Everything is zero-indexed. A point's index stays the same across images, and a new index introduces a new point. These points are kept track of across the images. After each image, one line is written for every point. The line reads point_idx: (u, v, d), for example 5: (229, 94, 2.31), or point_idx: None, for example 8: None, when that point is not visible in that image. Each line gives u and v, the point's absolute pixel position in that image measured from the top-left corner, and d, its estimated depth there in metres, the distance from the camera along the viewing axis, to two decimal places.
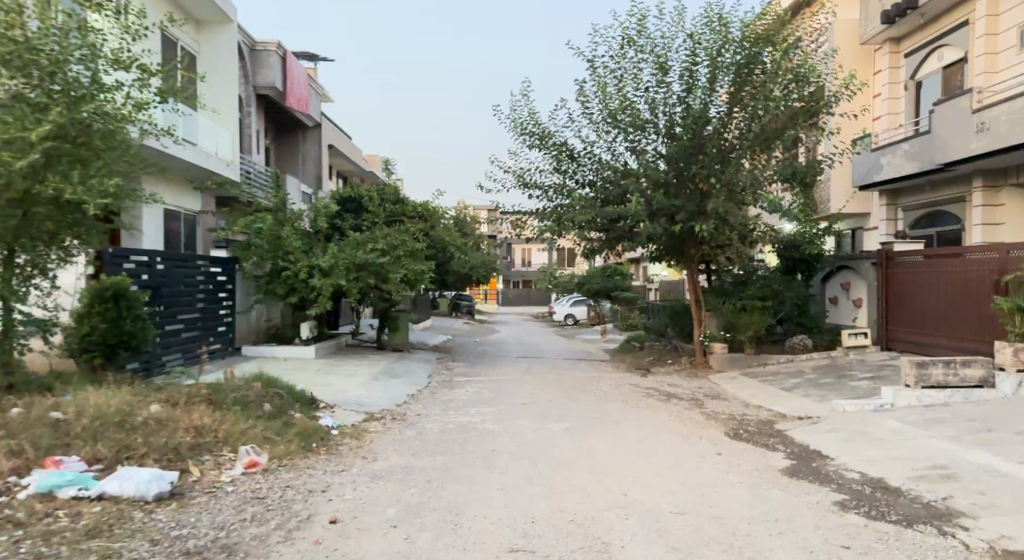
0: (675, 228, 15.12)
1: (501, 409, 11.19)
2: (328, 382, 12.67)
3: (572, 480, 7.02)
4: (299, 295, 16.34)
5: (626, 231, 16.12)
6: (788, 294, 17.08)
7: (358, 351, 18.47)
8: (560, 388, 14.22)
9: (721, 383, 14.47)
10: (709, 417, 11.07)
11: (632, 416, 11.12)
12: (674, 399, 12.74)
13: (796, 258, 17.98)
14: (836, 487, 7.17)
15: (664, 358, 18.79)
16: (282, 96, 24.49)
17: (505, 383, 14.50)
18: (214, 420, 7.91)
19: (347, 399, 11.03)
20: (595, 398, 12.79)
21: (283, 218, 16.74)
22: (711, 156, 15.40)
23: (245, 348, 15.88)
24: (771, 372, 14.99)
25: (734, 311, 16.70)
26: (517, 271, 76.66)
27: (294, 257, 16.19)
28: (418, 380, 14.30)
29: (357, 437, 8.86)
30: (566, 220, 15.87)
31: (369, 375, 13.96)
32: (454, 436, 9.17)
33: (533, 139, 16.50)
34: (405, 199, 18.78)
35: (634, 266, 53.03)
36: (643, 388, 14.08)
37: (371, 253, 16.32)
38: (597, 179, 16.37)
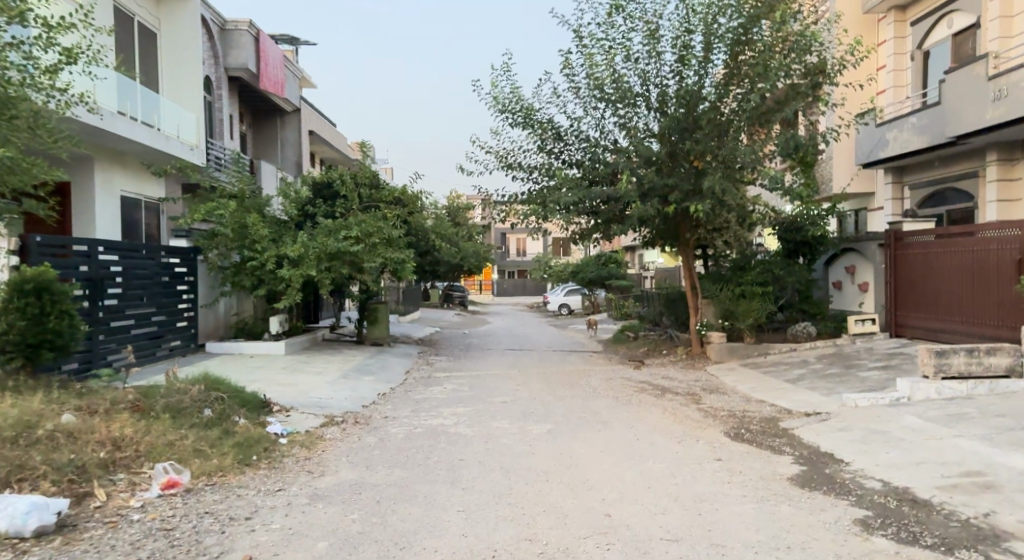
0: (670, 209, 13.96)
1: (479, 409, 10.17)
2: (292, 381, 11.62)
3: (547, 498, 5.98)
4: (269, 287, 15.46)
5: (616, 214, 15.01)
6: (790, 279, 16.05)
7: (335, 346, 17.41)
8: (545, 383, 13.18)
9: (719, 376, 13.46)
10: (705, 414, 10.05)
11: (622, 414, 10.09)
12: (668, 394, 11.72)
13: (797, 240, 16.95)
14: (855, 499, 6.15)
15: (659, 349, 17.76)
16: (256, 79, 23.31)
17: (487, 379, 13.48)
18: (135, 431, 6.86)
19: (307, 401, 9.98)
20: (583, 395, 11.77)
21: (249, 205, 15.64)
22: (706, 131, 14.29)
23: (209, 345, 14.83)
24: (773, 363, 13.96)
25: (733, 298, 15.66)
26: (511, 260, 75.55)
27: (261, 246, 15.12)
28: (393, 378, 13.25)
29: (308, 445, 7.81)
30: (552, 202, 14.72)
31: (339, 372, 12.90)
32: (421, 442, 8.14)
33: (516, 116, 15.37)
34: (382, 183, 17.68)
35: (629, 254, 52.05)
36: (636, 382, 13.05)
37: (343, 241, 15.22)
38: (584, 159, 15.23)
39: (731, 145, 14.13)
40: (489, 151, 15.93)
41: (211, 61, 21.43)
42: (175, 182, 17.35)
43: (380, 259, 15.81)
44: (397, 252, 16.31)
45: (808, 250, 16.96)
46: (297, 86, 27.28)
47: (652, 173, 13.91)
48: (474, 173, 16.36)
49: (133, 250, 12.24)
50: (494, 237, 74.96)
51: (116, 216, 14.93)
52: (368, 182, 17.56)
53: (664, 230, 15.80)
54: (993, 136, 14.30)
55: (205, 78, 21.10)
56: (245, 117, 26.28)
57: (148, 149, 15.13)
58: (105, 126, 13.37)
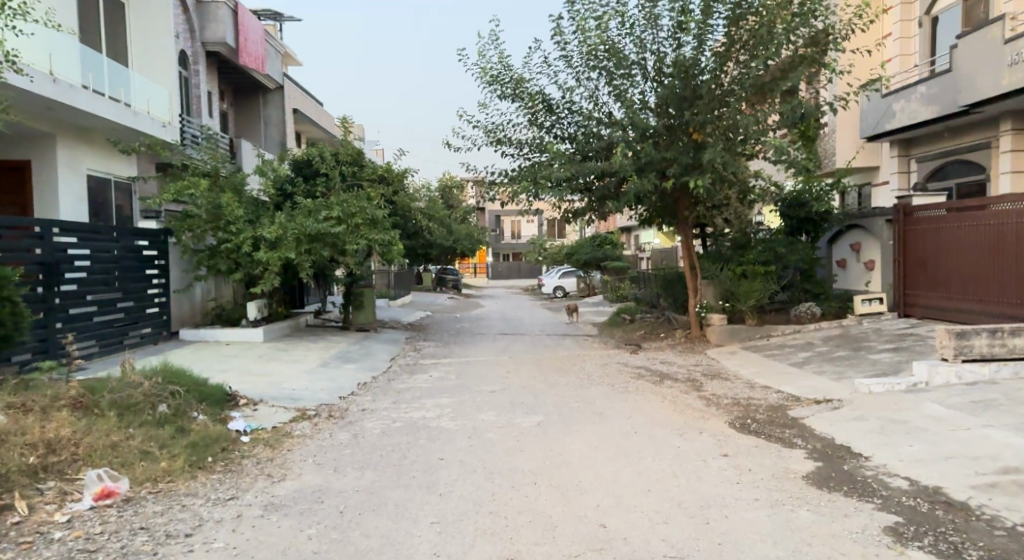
0: (669, 184, 13.10)
1: (464, 400, 9.45)
2: (266, 370, 10.88)
3: (535, 505, 5.27)
4: (246, 271, 14.67)
5: (611, 190, 14.19)
6: (794, 258, 15.31)
7: (318, 332, 16.64)
8: (538, 369, 12.46)
9: (720, 360, 12.77)
10: (708, 402, 9.35)
11: (619, 404, 9.37)
12: (667, 381, 11.02)
13: (800, 216, 16.20)
14: (881, 502, 5.45)
15: (657, 332, 17.05)
16: (235, 54, 22.33)
17: (476, 366, 12.76)
18: (74, 431, 6.10)
19: (278, 392, 9.26)
20: (577, 382, 11.07)
21: (223, 184, 14.80)
22: (706, 101, 13.44)
23: (183, 333, 14.07)
24: (777, 346, 13.27)
25: (734, 279, 14.91)
26: (505, 243, 74.62)
27: (237, 227, 14.29)
28: (376, 365, 12.52)
29: (272, 444, 7.07)
30: (543, 177, 13.87)
31: (319, 360, 12.17)
32: (398, 438, 7.43)
33: (505, 87, 14.50)
34: (364, 161, 16.82)
35: (626, 235, 51.22)
36: (633, 367, 12.36)
37: (322, 222, 14.39)
38: (577, 132, 14.38)
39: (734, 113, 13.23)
40: (478, 126, 15.11)
41: (186, 34, 20.42)
42: (148, 160, 16.46)
43: (363, 240, 15.01)
44: (381, 233, 15.49)
45: (812, 227, 16.21)
46: (279, 63, 26.26)
47: (649, 146, 13.04)
48: (462, 149, 15.54)
49: (95, 232, 11.43)
50: (488, 219, 73.95)
51: (81, 197, 14.08)
52: (349, 160, 16.69)
53: (661, 208, 15.01)
54: (1008, 103, 13.51)
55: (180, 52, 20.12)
56: (226, 95, 25.31)
57: (115, 125, 14.24)
58: (65, 99, 12.48)
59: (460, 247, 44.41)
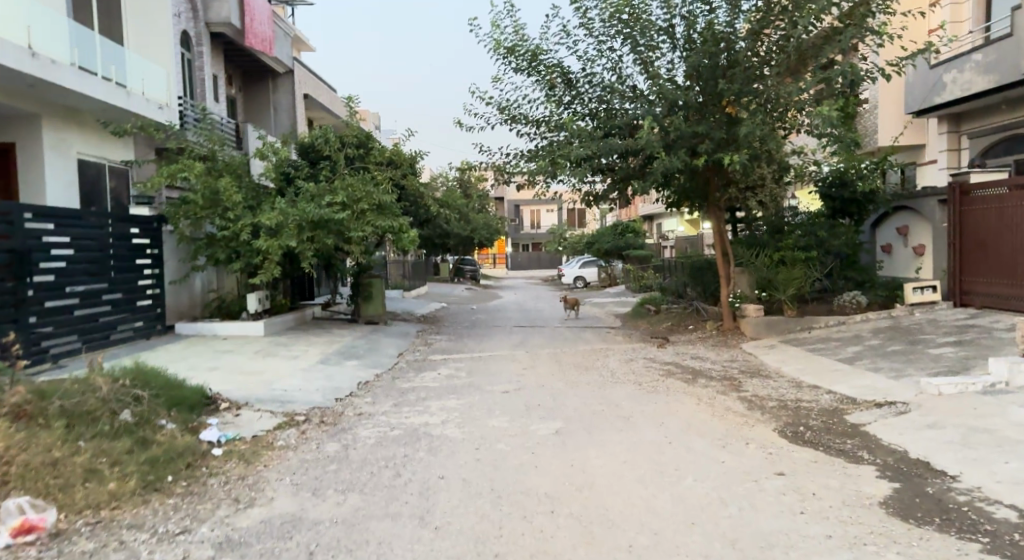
0: (701, 162, 11.81)
1: (474, 402, 8.43)
2: (259, 369, 9.92)
3: (553, 545, 4.21)
4: (245, 261, 13.75)
5: (636, 170, 12.98)
6: (836, 243, 14.03)
7: (324, 325, 15.70)
8: (557, 366, 11.39)
9: (758, 356, 11.62)
10: (750, 405, 8.22)
11: (649, 407, 8.29)
12: (701, 379, 9.90)
13: (843, 197, 14.88)
14: (988, 540, 4.34)
15: (685, 324, 15.87)
16: (241, 35, 21.41)
17: (490, 363, 11.75)
18: (8, 446, 5.17)
19: (266, 394, 8.30)
20: (600, 381, 9.99)
21: (221, 168, 13.87)
22: (741, 69, 12.17)
23: (180, 327, 13.24)
24: (821, 340, 12.07)
25: (772, 266, 13.69)
26: (525, 233, 73.33)
27: (234, 214, 13.38)
28: (382, 362, 11.54)
29: (247, 458, 6.08)
30: (561, 155, 12.68)
31: (319, 356, 11.20)
32: (395, 449, 6.43)
33: (520, 59, 13.37)
34: (371, 143, 15.78)
35: (648, 223, 49.77)
36: (662, 364, 11.24)
37: (324, 208, 13.39)
38: (599, 107, 13.18)
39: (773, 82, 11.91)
40: (491, 103, 13.99)
41: (189, 14, 19.54)
42: (145, 144, 15.58)
43: (370, 228, 13.99)
44: (388, 220, 14.46)
45: (856, 210, 14.90)
46: (289, 46, 25.34)
47: (679, 119, 11.77)
48: (475, 130, 14.44)
49: (77, 218, 10.56)
50: (507, 210, 72.79)
51: (72, 182, 13.23)
52: (355, 142, 15.67)
53: (690, 190, 13.76)
54: None
55: (182, 32, 19.24)
56: (234, 79, 24.44)
57: (105, 105, 13.33)
58: (47, 77, 11.60)
59: (478, 237, 43.27)
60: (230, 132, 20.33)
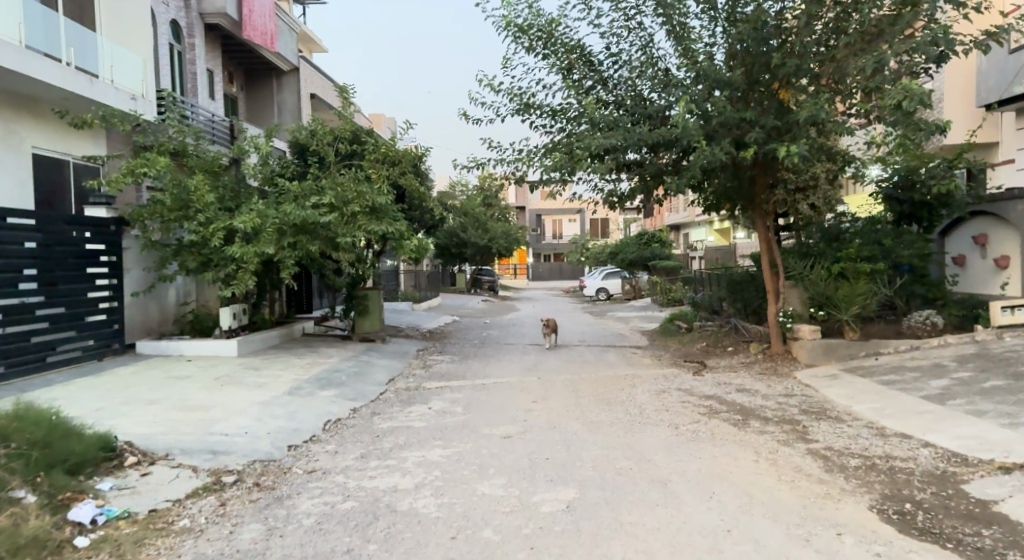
0: (749, 153, 9.65)
1: (464, 455, 6.53)
2: (208, 403, 8.12)
3: None
4: (217, 270, 12.05)
5: (669, 165, 10.95)
6: (905, 253, 11.90)
7: (312, 342, 13.96)
8: (574, 399, 9.45)
9: (819, 391, 9.58)
10: (827, 467, 6.23)
11: (692, 464, 6.32)
12: (755, 422, 7.91)
13: (911, 200, 12.76)
14: None
15: (723, 346, 13.84)
16: (238, 28, 19.90)
17: (494, 393, 9.86)
18: None
19: (198, 442, 6.48)
20: (626, 422, 8.03)
21: (192, 164, 12.20)
22: (799, 43, 10.08)
23: (143, 346, 11.58)
24: (894, 371, 10.00)
25: (829, 279, 11.64)
26: (546, 243, 71.30)
27: (206, 216, 11.68)
28: (365, 390, 9.70)
29: (123, 553, 4.25)
30: (581, 148, 10.71)
31: (289, 385, 9.38)
32: (341, 536, 4.56)
33: (535, 38, 11.49)
34: (367, 138, 14.03)
35: (674, 233, 47.59)
36: (700, 398, 9.26)
37: (308, 210, 11.62)
38: (626, 92, 11.21)
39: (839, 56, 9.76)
40: (500, 90, 12.13)
41: (180, 4, 18.04)
42: (120, 138, 13.92)
43: (361, 233, 12.14)
44: (383, 224, 12.61)
45: (928, 215, 12.76)
46: (295, 42, 23.86)
47: (723, 102, 9.69)
48: (481, 121, 12.53)
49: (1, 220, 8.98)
50: (528, 219, 71.09)
51: (27, 180, 11.53)
52: (348, 137, 13.94)
53: (732, 190, 11.72)
54: None
55: (171, 22, 17.77)
56: (235, 76, 22.97)
57: (64, 92, 11.70)
58: None
59: (496, 247, 41.40)
60: (223, 130, 18.79)
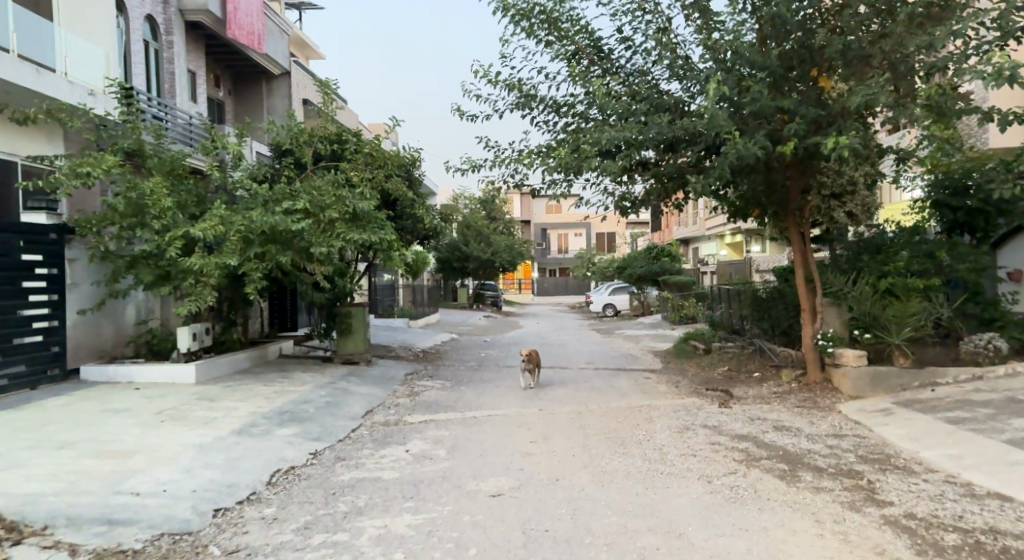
0: (789, 147, 8.11)
1: (439, 527, 4.99)
2: (134, 447, 6.63)
3: None
4: (177, 285, 10.64)
5: (691, 163, 9.46)
6: (961, 267, 10.35)
7: (287, 365, 12.47)
8: (580, 440, 7.91)
9: (872, 431, 8.02)
10: (917, 547, 4.68)
11: (739, 541, 4.77)
12: (806, 476, 6.36)
13: (964, 206, 11.25)
14: None
15: (748, 371, 12.29)
16: (222, 26, 18.59)
17: (486, 431, 8.32)
18: None
19: (93, 508, 4.98)
20: (646, 473, 6.50)
21: (150, 164, 10.81)
22: (846, 20, 8.58)
23: (87, 372, 10.14)
24: (961, 405, 8.42)
25: (874, 297, 10.10)
26: (552, 258, 69.94)
27: (162, 223, 10.25)
28: (333, 427, 8.19)
29: None
30: (589, 143, 9.29)
31: (241, 422, 7.88)
32: None
33: (537, 20, 10.07)
34: (350, 138, 12.63)
35: (683, 247, 46.10)
36: (732, 440, 7.71)
37: (276, 216, 10.16)
38: (641, 81, 9.74)
39: (895, 30, 8.21)
40: (498, 82, 10.73)
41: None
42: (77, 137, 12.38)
43: (339, 243, 10.69)
44: (364, 234, 11.14)
45: (985, 223, 11.23)
46: (286, 45, 22.60)
47: (759, 88, 8.18)
48: (476, 117, 11.07)
49: None
50: (534, 233, 69.79)
51: None
52: (328, 137, 12.53)
53: (763, 195, 10.21)
54: None
55: (146, 18, 16.47)
56: (222, 80, 21.66)
57: (4, 84, 10.24)
58: None
59: (500, 260, 39.94)
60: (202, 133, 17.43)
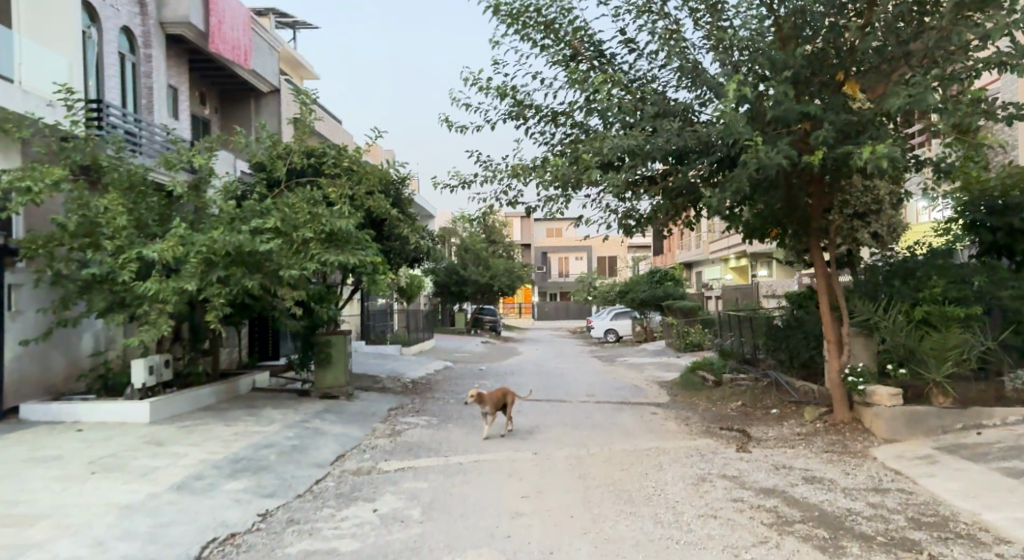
0: (817, 157, 7.10)
1: None
2: (45, 510, 5.51)
3: None
4: (133, 312, 9.59)
5: (704, 176, 8.44)
6: (1004, 294, 9.29)
7: (258, 400, 11.37)
8: (580, 493, 6.79)
9: (919, 483, 6.91)
10: None
11: None
12: (853, 547, 5.24)
13: (1003, 226, 10.20)
14: None
15: (765, 407, 11.19)
16: (205, 39, 17.78)
17: (471, 481, 7.18)
18: None
19: None
20: (658, 543, 5.38)
21: (106, 180, 9.83)
22: (879, 14, 7.60)
23: (28, 410, 9.08)
24: (1018, 453, 7.31)
25: (908, 328, 9.02)
26: (552, 282, 68.95)
27: (115, 244, 9.24)
28: (293, 478, 7.09)
29: None
30: (589, 153, 8.27)
31: (187, 472, 6.78)
32: None
33: (531, 21, 9.13)
34: (330, 152, 11.67)
35: (686, 270, 45.10)
36: (756, 496, 6.59)
37: (242, 235, 9.14)
38: (647, 86, 8.78)
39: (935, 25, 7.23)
40: (489, 89, 9.78)
41: (135, 10, 15.94)
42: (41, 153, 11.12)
43: (313, 265, 9.72)
44: (343, 255, 10.16)
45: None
46: (276, 61, 21.85)
47: (783, 88, 7.17)
48: (466, 128, 10.11)
49: None
50: (534, 256, 68.92)
51: None
52: (306, 151, 11.57)
53: (783, 214, 9.19)
54: None
55: (122, 30, 15.63)
56: (207, 96, 20.80)
57: None
58: None
59: (498, 284, 38.89)
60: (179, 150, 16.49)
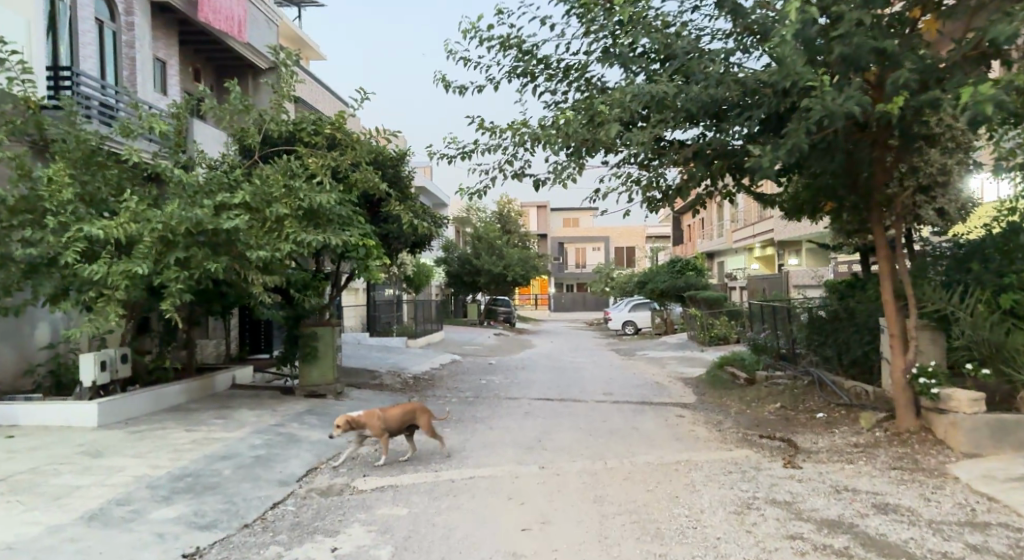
0: (896, 102, 5.63)
1: None
2: None
3: None
4: (83, 299, 8.35)
5: (747, 135, 6.96)
6: None
7: (234, 399, 10.13)
8: (597, 524, 5.42)
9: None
10: None
11: None
12: None
13: None
14: None
15: (809, 411, 9.76)
16: (193, 8, 16.61)
17: (460, 506, 5.86)
18: None
19: None
20: None
21: (54, 148, 8.57)
22: None
23: None
24: None
25: (991, 320, 7.52)
26: (569, 272, 67.46)
27: (59, 220, 7.98)
28: (244, 501, 5.80)
29: None
30: (610, 107, 6.82)
31: (112, 494, 5.51)
32: None
33: None
34: (312, 120, 10.38)
35: (708, 261, 43.47)
36: (818, 533, 5.18)
37: (202, 209, 7.85)
38: (678, 29, 7.32)
39: None
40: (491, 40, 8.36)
41: None
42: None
43: (288, 245, 8.54)
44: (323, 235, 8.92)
45: None
46: (275, 37, 20.67)
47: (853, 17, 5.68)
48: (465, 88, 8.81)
49: None
50: (551, 246, 67.45)
51: None
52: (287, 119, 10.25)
53: (840, 185, 7.70)
54: None
55: None
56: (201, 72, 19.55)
57: None
58: None
59: (512, 274, 37.45)
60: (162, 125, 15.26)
